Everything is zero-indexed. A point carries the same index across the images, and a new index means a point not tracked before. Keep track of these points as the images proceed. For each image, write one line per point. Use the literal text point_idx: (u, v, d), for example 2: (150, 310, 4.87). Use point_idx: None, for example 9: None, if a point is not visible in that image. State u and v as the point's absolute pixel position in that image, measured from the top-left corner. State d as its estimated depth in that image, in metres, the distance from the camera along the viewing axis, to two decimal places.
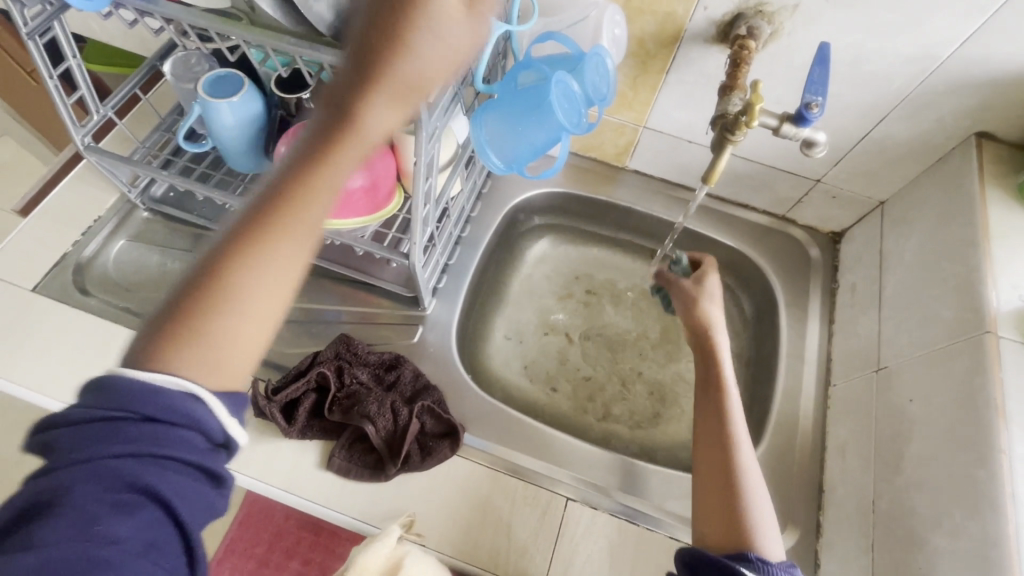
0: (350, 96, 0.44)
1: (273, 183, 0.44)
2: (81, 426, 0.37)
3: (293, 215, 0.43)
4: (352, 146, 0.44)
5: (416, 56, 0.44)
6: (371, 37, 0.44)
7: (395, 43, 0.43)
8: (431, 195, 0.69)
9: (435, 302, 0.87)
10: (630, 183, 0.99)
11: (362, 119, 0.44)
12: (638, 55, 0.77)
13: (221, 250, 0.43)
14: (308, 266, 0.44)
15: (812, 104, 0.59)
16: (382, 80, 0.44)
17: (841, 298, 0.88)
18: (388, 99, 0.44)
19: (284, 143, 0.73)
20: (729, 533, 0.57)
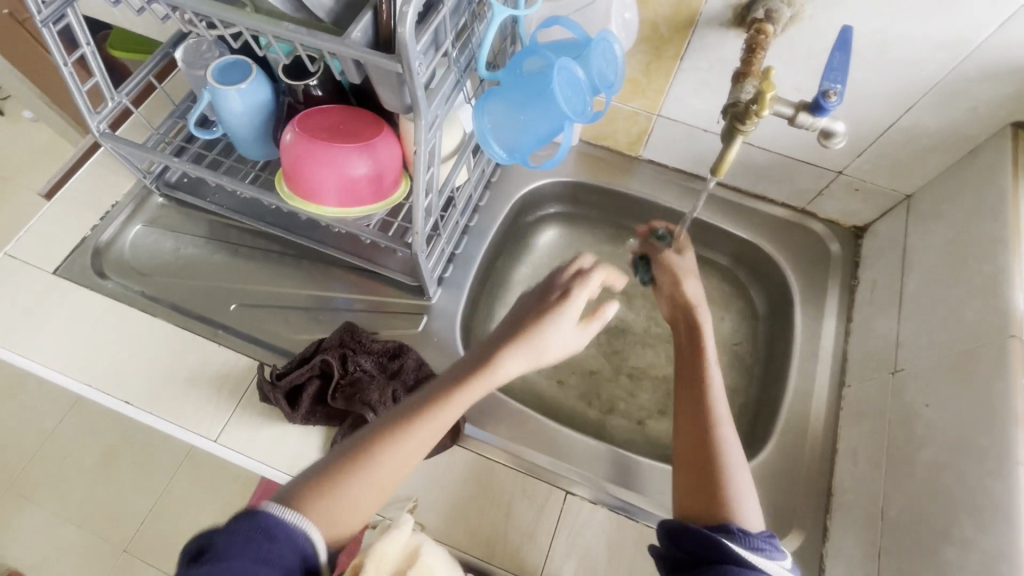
0: (498, 342, 0.62)
1: (413, 400, 0.59)
2: (229, 536, 0.44)
3: (425, 424, 0.57)
4: (485, 388, 0.60)
5: (558, 329, 0.63)
6: (524, 316, 0.64)
7: (544, 314, 0.63)
8: (433, 185, 0.69)
9: (441, 291, 0.86)
10: (643, 173, 0.97)
11: (496, 366, 0.60)
12: (651, 40, 0.74)
13: (369, 437, 0.56)
14: (420, 460, 0.57)
15: (830, 92, 0.56)
16: (525, 343, 0.62)
17: (861, 296, 0.85)
18: (519, 357, 0.61)
19: (290, 130, 0.72)
20: (712, 510, 0.57)
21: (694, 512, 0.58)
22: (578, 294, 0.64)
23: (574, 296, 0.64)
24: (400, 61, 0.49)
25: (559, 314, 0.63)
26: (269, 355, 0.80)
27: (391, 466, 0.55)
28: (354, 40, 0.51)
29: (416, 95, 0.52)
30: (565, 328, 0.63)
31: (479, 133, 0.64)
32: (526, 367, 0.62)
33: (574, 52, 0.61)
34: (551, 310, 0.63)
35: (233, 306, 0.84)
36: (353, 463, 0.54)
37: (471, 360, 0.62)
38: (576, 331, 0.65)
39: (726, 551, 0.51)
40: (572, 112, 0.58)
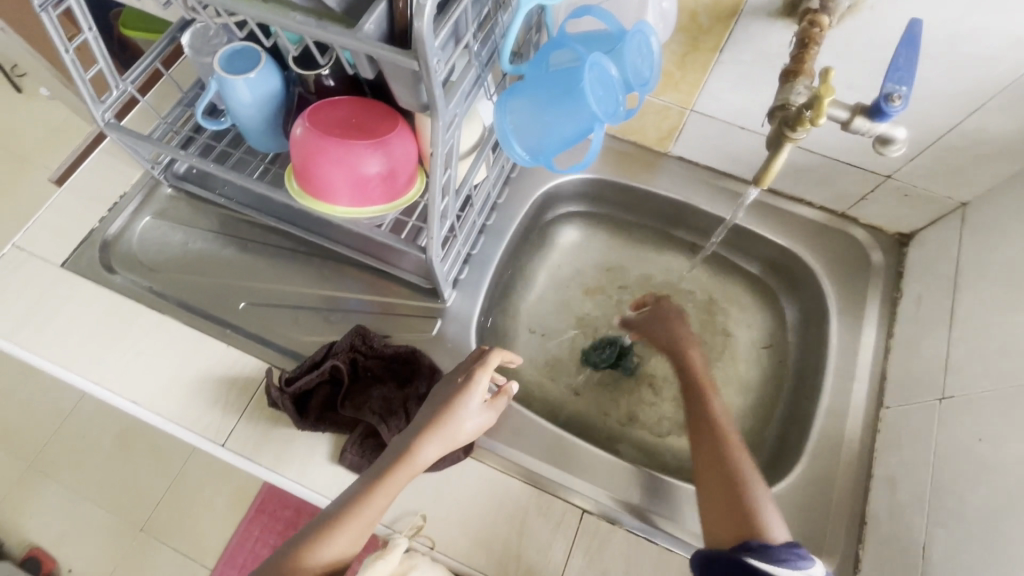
0: (415, 429, 0.66)
1: (344, 497, 0.63)
2: None
3: (353, 517, 0.60)
4: (404, 474, 0.63)
5: (468, 411, 0.66)
6: (434, 405, 0.67)
7: (448, 404, 0.66)
8: (450, 187, 0.64)
9: (456, 294, 0.82)
10: (672, 172, 0.91)
11: (417, 455, 0.63)
12: (689, 30, 0.68)
13: (307, 534, 0.61)
14: (356, 550, 0.61)
15: (893, 96, 0.50)
16: (438, 430, 0.64)
17: (904, 310, 0.79)
18: (434, 444, 0.64)
19: (299, 123, 0.68)
20: (743, 532, 0.59)
21: (725, 538, 0.60)
22: (480, 379, 0.67)
23: (477, 380, 0.67)
24: (417, 58, 0.45)
25: (468, 398, 0.66)
26: (278, 356, 0.77)
27: (346, 540, 0.60)
28: (367, 33, 0.47)
29: (434, 94, 0.48)
30: (470, 410, 0.66)
31: (499, 132, 0.59)
32: (445, 447, 0.65)
33: (606, 45, 0.56)
34: (463, 393, 0.66)
35: (242, 304, 0.81)
36: (321, 537, 0.60)
37: (416, 428, 0.66)
38: (481, 405, 0.68)
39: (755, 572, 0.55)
40: (603, 113, 0.53)
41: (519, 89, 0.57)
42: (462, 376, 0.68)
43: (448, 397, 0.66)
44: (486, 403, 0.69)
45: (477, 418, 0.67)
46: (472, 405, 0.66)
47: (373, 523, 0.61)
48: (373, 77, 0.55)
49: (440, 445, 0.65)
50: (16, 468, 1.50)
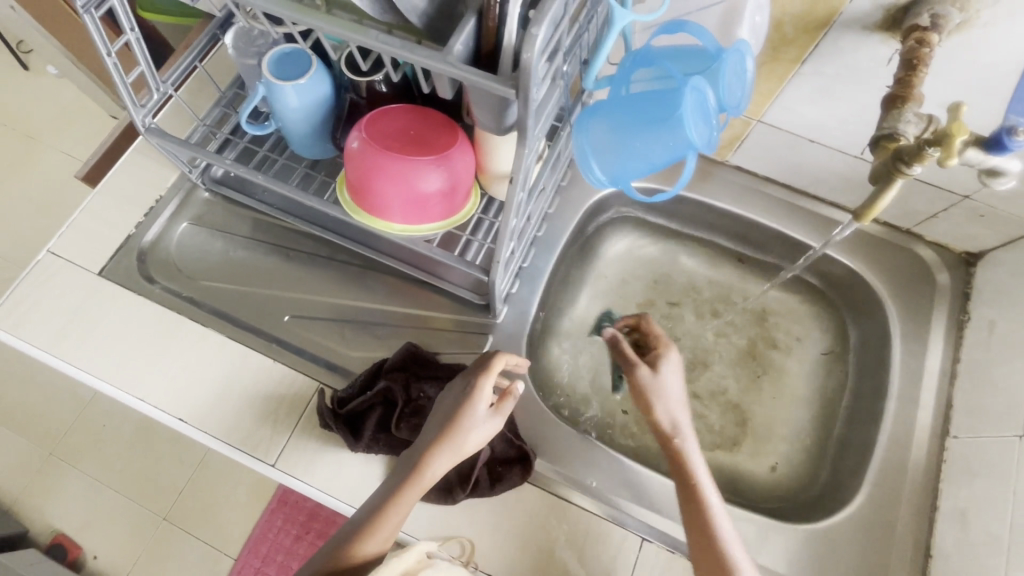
0: (426, 440, 0.63)
1: (365, 508, 0.62)
2: None
3: (370, 532, 0.60)
4: (416, 486, 0.61)
5: (474, 421, 0.62)
6: (442, 414, 0.64)
7: (454, 413, 0.63)
8: (521, 207, 0.61)
9: (507, 309, 0.79)
10: (729, 182, 0.87)
11: (426, 469, 0.61)
12: (771, 40, 0.64)
13: (332, 546, 0.61)
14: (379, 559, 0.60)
15: (1018, 129, 0.47)
16: (443, 442, 0.61)
17: (972, 336, 0.76)
18: (442, 455, 0.61)
19: (354, 133, 0.64)
20: None
21: None
22: (483, 385, 0.63)
23: (480, 388, 0.63)
24: (515, 88, 0.41)
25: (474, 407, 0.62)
26: (324, 372, 0.75)
27: (371, 549, 0.60)
28: (456, 55, 0.43)
29: (526, 124, 0.44)
30: (477, 420, 0.62)
31: (577, 153, 0.56)
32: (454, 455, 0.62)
33: (698, 63, 0.52)
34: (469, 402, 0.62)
35: (286, 316, 0.79)
36: (348, 546, 0.59)
37: (428, 437, 0.63)
38: (487, 412, 0.63)
39: None
40: (699, 140, 0.49)
41: (602, 108, 0.53)
42: (466, 384, 0.65)
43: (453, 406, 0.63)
44: (491, 408, 0.64)
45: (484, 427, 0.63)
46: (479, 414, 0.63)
47: (392, 533, 0.60)
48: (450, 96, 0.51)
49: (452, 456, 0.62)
50: (38, 457, 1.49)
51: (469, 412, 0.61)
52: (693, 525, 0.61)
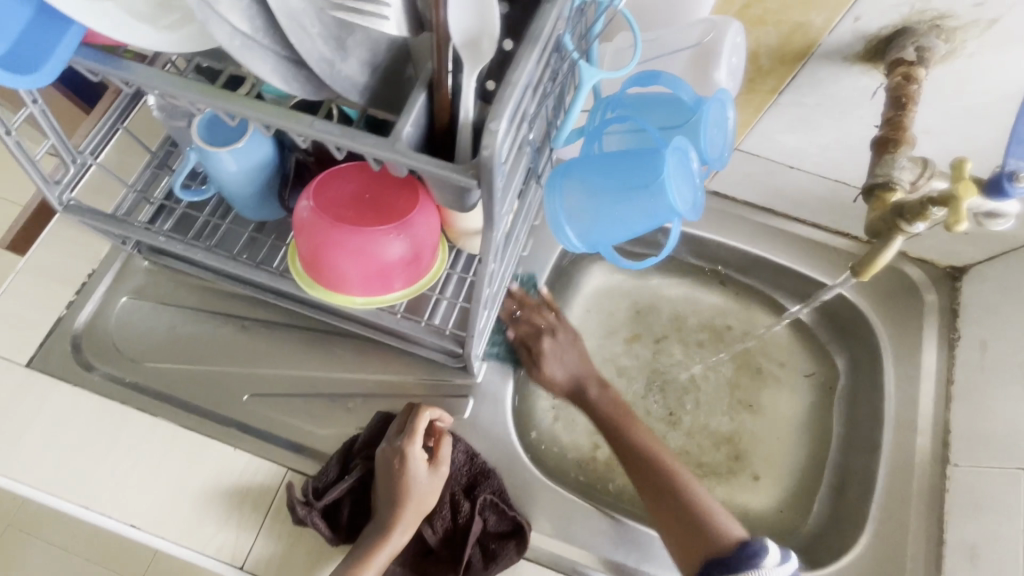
0: (379, 520, 0.61)
1: None
2: None
3: None
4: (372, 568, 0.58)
5: (419, 485, 0.61)
6: (384, 487, 0.62)
7: (398, 483, 0.61)
8: (495, 274, 0.55)
9: (486, 366, 0.74)
10: (707, 208, 0.84)
11: (382, 548, 0.59)
12: (747, 71, 0.60)
13: None
14: None
15: (1020, 173, 0.44)
16: (397, 514, 0.60)
17: (963, 355, 0.74)
18: (397, 526, 0.60)
19: (302, 199, 0.58)
20: (702, 539, 0.59)
21: (686, 546, 0.60)
22: (416, 449, 0.62)
23: (413, 453, 0.62)
24: (476, 178, 0.35)
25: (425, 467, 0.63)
26: (292, 456, 0.69)
27: None
28: (406, 139, 0.37)
29: (493, 210, 0.39)
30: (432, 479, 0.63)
31: (549, 217, 0.50)
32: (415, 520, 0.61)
33: (676, 115, 0.47)
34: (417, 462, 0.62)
35: (245, 396, 0.72)
36: None
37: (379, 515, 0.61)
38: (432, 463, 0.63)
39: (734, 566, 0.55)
40: (683, 205, 0.45)
41: (575, 169, 0.48)
42: (398, 453, 0.62)
43: (393, 477, 0.61)
44: (431, 466, 0.64)
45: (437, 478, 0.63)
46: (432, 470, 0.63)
47: None
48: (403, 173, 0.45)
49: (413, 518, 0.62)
50: None
51: (412, 478, 0.61)
52: (634, 461, 0.67)
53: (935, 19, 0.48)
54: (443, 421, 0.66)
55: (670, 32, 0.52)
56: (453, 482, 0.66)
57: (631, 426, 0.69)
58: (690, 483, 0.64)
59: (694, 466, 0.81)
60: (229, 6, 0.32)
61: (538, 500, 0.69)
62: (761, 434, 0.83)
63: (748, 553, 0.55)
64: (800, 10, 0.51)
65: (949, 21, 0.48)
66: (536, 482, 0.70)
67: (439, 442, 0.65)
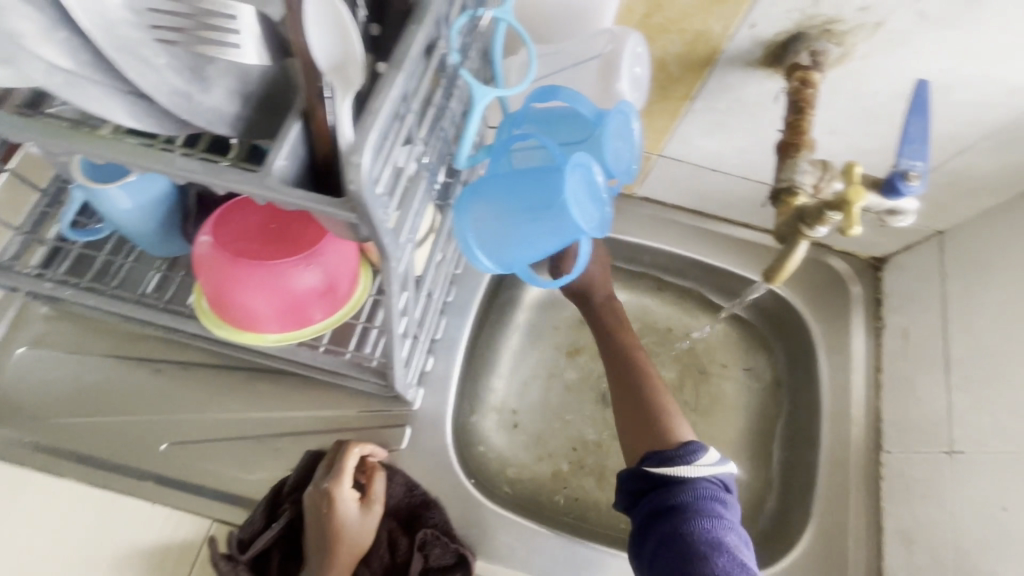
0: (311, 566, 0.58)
1: None
2: None
3: None
4: None
5: (351, 525, 0.59)
6: (314, 532, 0.59)
7: (328, 527, 0.58)
8: (411, 303, 0.53)
9: (422, 391, 0.71)
10: (638, 215, 0.84)
11: None
12: (658, 79, 0.60)
13: None
14: None
15: (911, 173, 0.45)
16: (330, 559, 0.57)
17: (889, 343, 0.76)
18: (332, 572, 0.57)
19: (202, 233, 0.54)
20: (652, 431, 0.58)
21: (633, 443, 0.59)
22: (345, 489, 0.59)
23: (342, 493, 0.59)
24: (354, 211, 0.33)
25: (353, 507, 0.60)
26: (217, 505, 0.64)
27: None
28: (280, 173, 0.34)
29: (381, 242, 0.37)
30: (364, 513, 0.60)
31: (460, 240, 0.48)
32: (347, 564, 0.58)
33: (579, 130, 0.47)
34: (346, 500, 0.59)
35: (163, 445, 0.67)
36: None
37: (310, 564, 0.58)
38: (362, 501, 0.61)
39: (669, 481, 0.52)
40: (589, 223, 0.44)
41: (481, 190, 0.47)
42: (325, 496, 0.59)
43: (322, 521, 0.58)
44: (363, 503, 0.61)
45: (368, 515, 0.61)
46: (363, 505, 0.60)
47: None
48: None
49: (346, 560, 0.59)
50: None
51: (342, 520, 0.58)
52: (608, 344, 0.67)
53: (825, 24, 0.49)
54: (374, 453, 0.64)
55: (573, 42, 0.51)
56: (388, 516, 0.64)
57: (622, 329, 0.68)
58: (656, 382, 0.63)
59: None
60: (38, 40, 0.31)
61: (482, 527, 0.67)
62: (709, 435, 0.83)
63: (687, 451, 0.54)
64: (698, 18, 0.51)
65: (839, 25, 0.49)
66: (479, 508, 0.67)
67: (370, 477, 0.63)
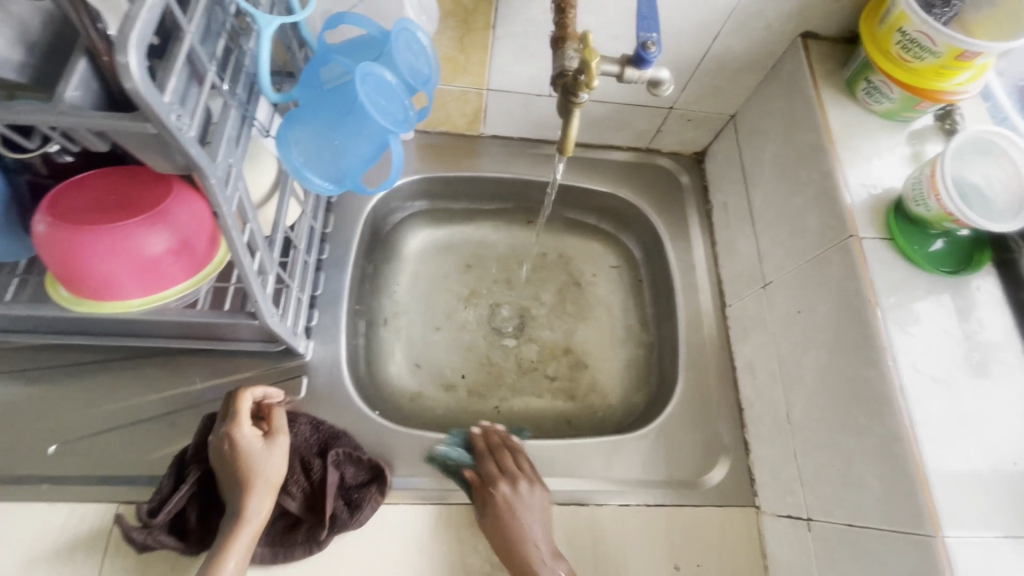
0: (230, 500, 0.60)
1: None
2: None
3: None
4: (241, 539, 0.58)
5: (261, 453, 0.62)
6: (225, 472, 0.61)
7: (236, 461, 0.61)
8: (257, 241, 0.56)
9: (312, 342, 0.75)
10: (491, 151, 0.91)
11: (245, 518, 0.59)
12: (456, 13, 0.67)
13: None
14: None
15: (648, 43, 0.55)
16: (245, 488, 0.60)
17: (717, 218, 0.88)
18: (252, 496, 0.60)
19: (39, 219, 0.54)
20: None
21: None
22: (243, 425, 0.62)
23: (242, 429, 0.62)
24: (149, 121, 0.38)
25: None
26: (121, 490, 0.64)
27: None
28: (72, 103, 0.38)
29: (189, 153, 0.41)
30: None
31: (289, 169, 0.53)
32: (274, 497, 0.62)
33: (372, 51, 0.53)
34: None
35: (52, 448, 0.66)
36: None
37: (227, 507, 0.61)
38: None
39: None
40: (392, 122, 0.50)
41: (296, 117, 0.52)
42: (226, 435, 0.62)
43: (229, 457, 0.61)
44: (268, 435, 0.64)
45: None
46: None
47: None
48: (109, 146, 0.46)
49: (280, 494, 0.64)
50: None
51: (248, 450, 0.61)
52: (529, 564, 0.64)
53: None
54: (269, 394, 0.68)
55: None
56: (298, 449, 0.67)
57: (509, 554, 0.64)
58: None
59: (540, 380, 0.88)
60: None
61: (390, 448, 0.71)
62: (591, 334, 0.92)
63: None
64: None
65: None
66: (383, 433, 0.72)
67: (271, 414, 0.66)
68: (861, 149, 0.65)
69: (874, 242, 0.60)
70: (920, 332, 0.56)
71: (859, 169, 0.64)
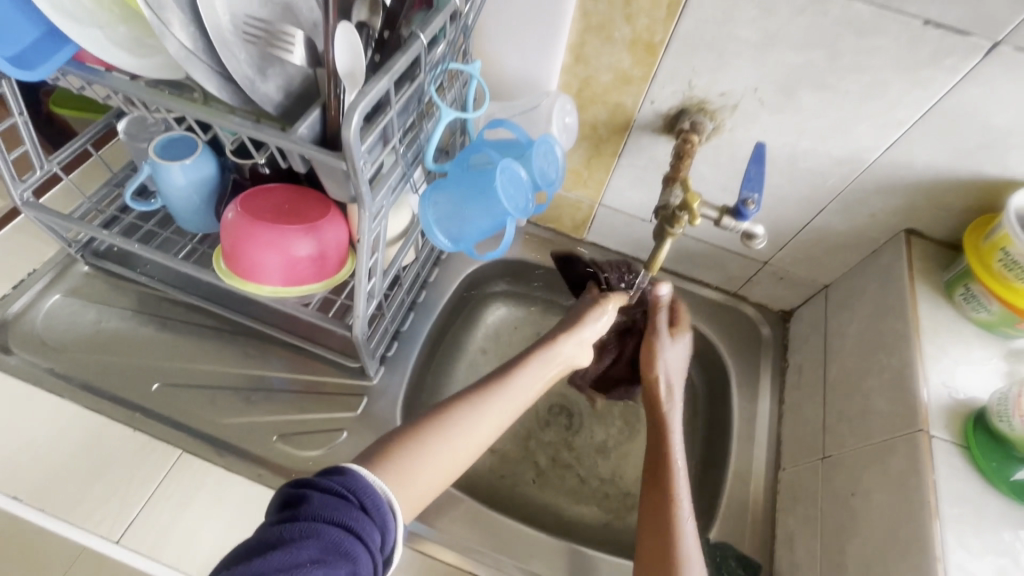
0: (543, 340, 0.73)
1: (440, 404, 0.64)
2: (332, 495, 0.46)
3: (491, 402, 0.64)
4: (538, 361, 0.70)
5: (596, 319, 0.76)
6: (546, 337, 0.73)
7: (563, 327, 0.75)
8: (377, 269, 0.68)
9: (383, 369, 0.84)
10: (586, 255, 0.99)
11: (555, 348, 0.71)
12: (591, 138, 0.79)
13: (401, 432, 0.59)
14: (475, 450, 0.62)
15: (749, 201, 0.62)
16: (574, 331, 0.74)
17: (790, 378, 0.87)
18: (569, 339, 0.73)
19: (232, 207, 0.70)
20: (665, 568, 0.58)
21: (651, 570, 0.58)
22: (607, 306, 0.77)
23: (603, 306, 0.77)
24: (345, 161, 0.50)
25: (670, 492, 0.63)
26: (188, 441, 0.74)
27: (477, 435, 0.62)
28: (301, 136, 0.52)
29: (360, 190, 0.53)
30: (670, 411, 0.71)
31: (423, 223, 0.65)
32: (499, 428, 0.64)
33: (517, 151, 0.66)
34: (661, 445, 0.68)
35: (155, 385, 0.78)
36: (437, 422, 0.61)
37: (444, 405, 0.63)
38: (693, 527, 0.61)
39: None
40: (513, 207, 0.61)
41: (441, 185, 0.64)
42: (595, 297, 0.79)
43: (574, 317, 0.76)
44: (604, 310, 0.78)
45: (657, 477, 0.65)
46: (663, 437, 0.69)
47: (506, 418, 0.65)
48: (304, 170, 0.60)
49: (504, 402, 0.65)
50: None
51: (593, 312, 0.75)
52: (653, 486, 0.65)
53: (700, 103, 0.70)
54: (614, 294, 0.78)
55: (525, 95, 0.74)
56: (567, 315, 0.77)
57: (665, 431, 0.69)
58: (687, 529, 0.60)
59: (571, 480, 0.88)
60: (179, 29, 0.49)
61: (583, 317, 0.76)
62: (632, 452, 0.91)
63: None
64: (615, 93, 0.72)
65: (709, 105, 0.69)
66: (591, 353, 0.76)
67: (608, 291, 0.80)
68: (947, 352, 0.65)
69: (945, 445, 0.58)
70: (987, 557, 0.53)
71: (942, 369, 0.64)
